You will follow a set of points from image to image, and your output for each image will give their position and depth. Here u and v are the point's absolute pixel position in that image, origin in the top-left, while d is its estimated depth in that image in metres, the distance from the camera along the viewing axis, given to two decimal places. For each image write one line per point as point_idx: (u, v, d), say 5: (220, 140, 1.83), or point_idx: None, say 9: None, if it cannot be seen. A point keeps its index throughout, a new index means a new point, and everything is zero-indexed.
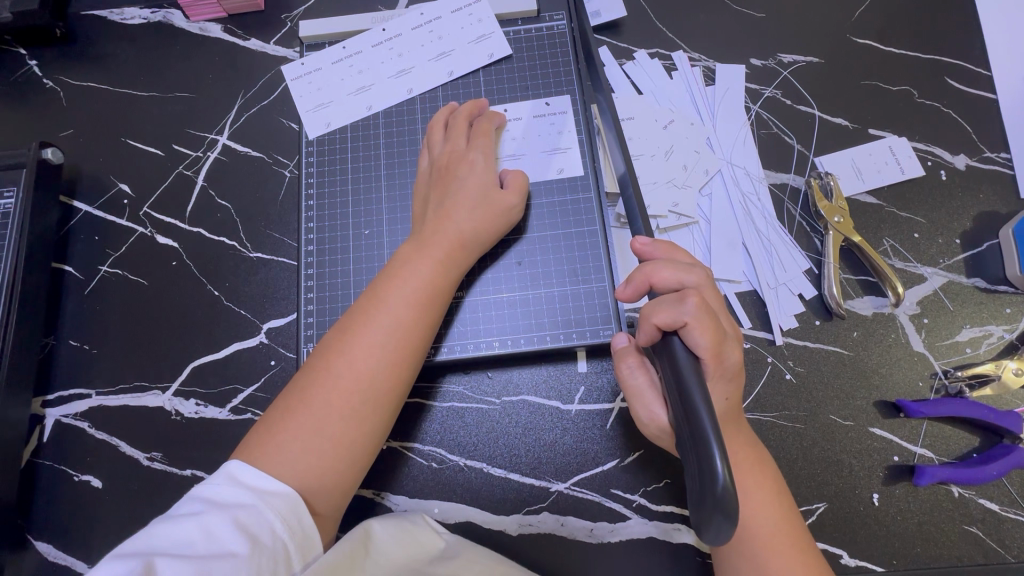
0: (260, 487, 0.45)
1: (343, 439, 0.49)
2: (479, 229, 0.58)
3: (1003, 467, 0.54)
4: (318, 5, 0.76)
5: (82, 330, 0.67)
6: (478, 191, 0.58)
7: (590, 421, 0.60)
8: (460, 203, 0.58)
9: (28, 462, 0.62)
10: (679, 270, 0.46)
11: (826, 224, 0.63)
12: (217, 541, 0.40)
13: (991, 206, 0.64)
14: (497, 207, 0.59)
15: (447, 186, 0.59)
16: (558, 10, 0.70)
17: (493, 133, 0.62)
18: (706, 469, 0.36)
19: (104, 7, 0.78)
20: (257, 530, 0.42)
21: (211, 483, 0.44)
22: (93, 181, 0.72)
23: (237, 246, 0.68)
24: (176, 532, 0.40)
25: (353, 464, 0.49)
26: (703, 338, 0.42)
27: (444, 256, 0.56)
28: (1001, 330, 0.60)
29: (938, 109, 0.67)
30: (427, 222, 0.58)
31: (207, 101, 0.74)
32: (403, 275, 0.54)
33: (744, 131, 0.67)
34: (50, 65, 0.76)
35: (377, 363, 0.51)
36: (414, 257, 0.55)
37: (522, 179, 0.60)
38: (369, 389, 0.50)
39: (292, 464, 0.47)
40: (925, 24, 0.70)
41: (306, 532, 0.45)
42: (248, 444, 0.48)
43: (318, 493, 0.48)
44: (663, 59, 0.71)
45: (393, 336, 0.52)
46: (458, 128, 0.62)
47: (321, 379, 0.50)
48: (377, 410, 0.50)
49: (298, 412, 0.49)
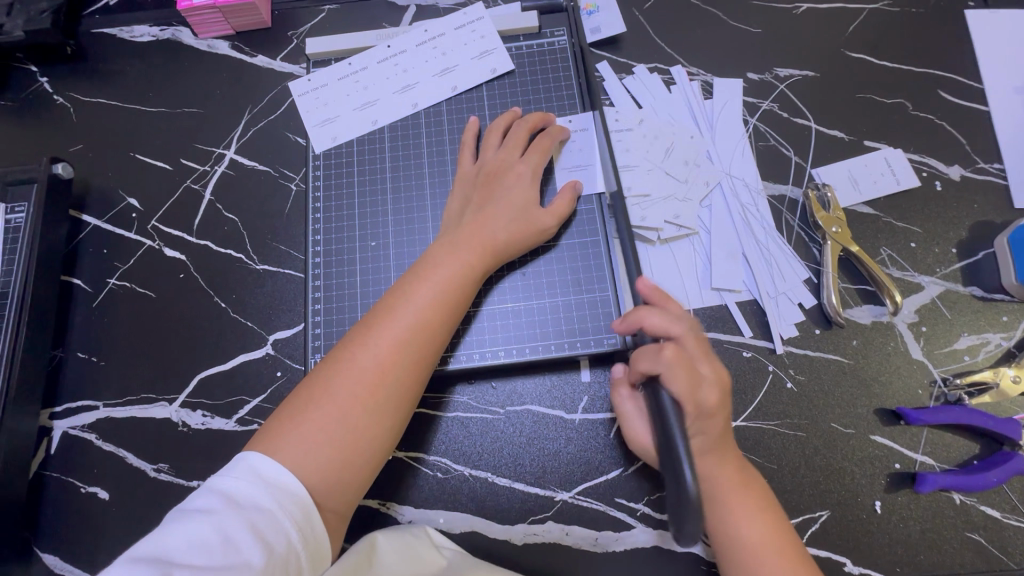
0: (278, 487, 0.45)
1: (361, 435, 0.49)
2: (512, 241, 0.59)
3: (1003, 473, 0.55)
4: (325, 23, 0.78)
5: (90, 342, 0.67)
6: (522, 205, 0.60)
7: (593, 431, 0.61)
8: (499, 211, 0.59)
9: (36, 473, 0.63)
10: (667, 318, 0.50)
11: (824, 235, 0.64)
12: (233, 550, 0.40)
13: (986, 215, 0.65)
14: (535, 223, 0.60)
15: (491, 193, 0.61)
16: (559, 26, 0.72)
17: (550, 151, 0.63)
18: (678, 478, 0.40)
19: (113, 25, 0.79)
20: (272, 538, 0.42)
21: (231, 477, 0.44)
22: (102, 195, 0.73)
23: (244, 259, 0.69)
24: (193, 531, 0.41)
25: (370, 459, 0.50)
26: (679, 387, 0.45)
27: (479, 263, 0.57)
28: (998, 337, 0.61)
29: (932, 121, 0.69)
30: (463, 224, 0.59)
31: (215, 115, 0.75)
32: (433, 273, 0.55)
33: (742, 144, 0.69)
34: (61, 82, 0.77)
35: (402, 360, 0.52)
36: (447, 257, 0.56)
37: (568, 204, 0.61)
38: (391, 384, 0.51)
39: (314, 457, 0.47)
40: (916, 38, 0.72)
41: (317, 537, 0.45)
42: (270, 429, 0.49)
43: (334, 488, 0.48)
44: (662, 73, 0.72)
45: (419, 334, 0.53)
46: (516, 139, 0.63)
47: (346, 373, 0.50)
48: (395, 408, 0.51)
49: (320, 402, 0.49)
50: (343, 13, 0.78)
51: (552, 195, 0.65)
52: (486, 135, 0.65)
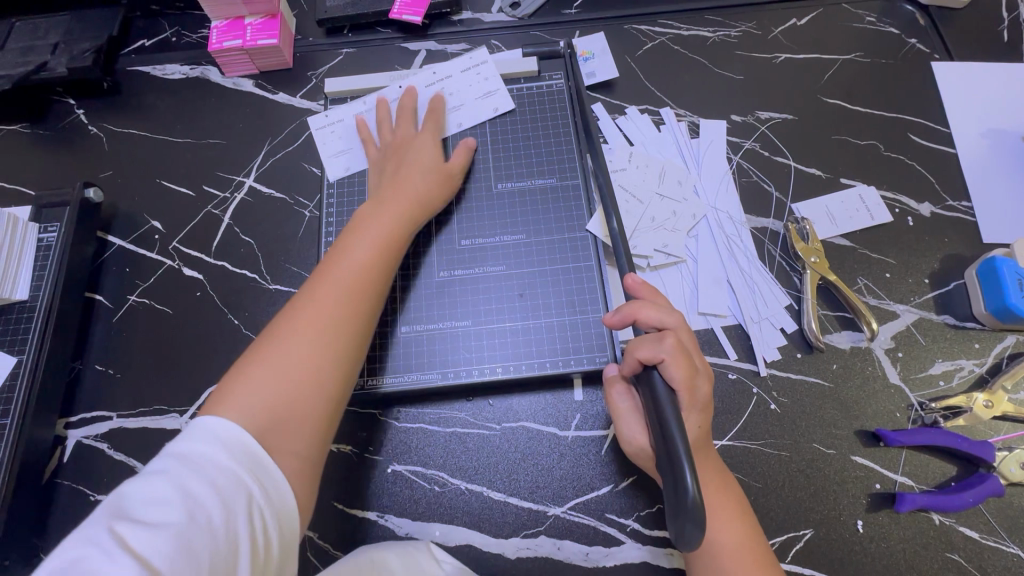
0: (233, 443, 0.46)
1: (309, 377, 0.52)
2: (432, 197, 0.67)
3: (978, 494, 0.57)
4: (342, 65, 0.85)
5: (108, 355, 0.71)
6: (427, 166, 0.69)
7: (585, 447, 0.63)
8: (411, 174, 0.67)
9: (47, 480, 0.65)
10: (661, 312, 0.55)
11: (804, 264, 0.68)
12: (192, 502, 0.41)
13: (956, 249, 0.69)
14: (440, 182, 0.69)
15: (397, 161, 0.69)
16: (557, 70, 0.79)
17: (440, 121, 0.74)
18: (680, 484, 0.42)
19: (148, 64, 0.86)
20: (231, 491, 0.43)
21: (187, 440, 0.45)
22: (127, 218, 0.78)
23: (258, 278, 0.73)
24: (149, 489, 0.42)
25: (318, 402, 0.52)
26: (678, 372, 0.50)
27: (401, 220, 0.64)
28: (972, 364, 0.64)
29: (903, 161, 0.74)
30: (377, 198, 0.66)
31: (237, 146, 0.81)
32: (358, 240, 0.61)
33: (727, 179, 0.74)
34: (96, 114, 0.84)
35: (339, 306, 0.56)
36: (367, 226, 0.63)
37: (464, 157, 0.71)
38: (333, 329, 0.55)
39: (263, 404, 0.49)
40: (887, 86, 0.79)
41: (277, 490, 0.46)
42: (210, 404, 0.50)
43: (286, 430, 0.50)
44: (652, 114, 0.78)
45: (355, 285, 0.58)
46: (404, 119, 0.73)
47: (285, 331, 0.54)
48: (342, 349, 0.55)
49: (264, 360, 0.52)
50: (359, 57, 0.85)
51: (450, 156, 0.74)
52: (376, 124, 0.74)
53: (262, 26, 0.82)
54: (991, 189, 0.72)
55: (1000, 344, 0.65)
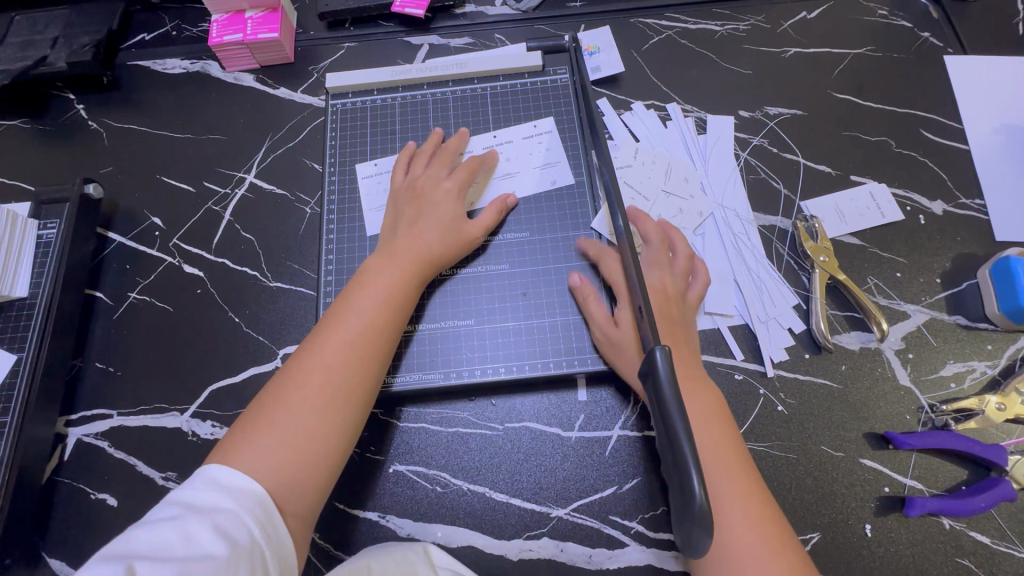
0: (236, 491, 0.46)
1: (314, 436, 0.51)
2: (449, 247, 0.64)
3: (990, 498, 0.56)
4: (343, 59, 0.83)
5: (108, 353, 0.70)
6: (451, 219, 0.64)
7: (589, 449, 0.62)
8: (431, 224, 0.63)
9: (47, 478, 0.65)
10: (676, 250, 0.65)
11: (813, 263, 0.67)
12: (196, 545, 0.41)
13: (968, 248, 0.68)
14: (464, 230, 0.65)
15: (421, 208, 0.65)
16: (561, 65, 0.77)
17: (478, 169, 0.69)
18: (687, 492, 0.40)
19: (148, 58, 0.86)
20: (235, 533, 0.43)
21: (189, 487, 0.46)
22: (128, 214, 0.77)
23: (259, 276, 0.73)
24: (154, 534, 0.42)
25: (322, 463, 0.51)
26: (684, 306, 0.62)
27: (415, 270, 0.60)
28: (984, 365, 0.63)
29: (915, 157, 0.72)
30: (398, 238, 0.63)
31: (238, 142, 0.80)
32: (373, 283, 0.59)
33: (734, 177, 0.72)
34: (96, 109, 0.83)
35: (348, 364, 0.54)
36: (384, 269, 0.60)
37: (496, 211, 0.67)
38: (341, 386, 0.53)
39: (268, 461, 0.48)
40: (898, 81, 0.77)
41: (278, 537, 0.46)
42: (228, 442, 0.50)
43: (289, 491, 0.49)
44: (658, 110, 0.77)
45: (364, 340, 0.55)
46: (441, 158, 0.68)
47: (295, 381, 0.52)
48: (348, 408, 0.53)
49: (274, 412, 0.51)
50: (361, 51, 0.84)
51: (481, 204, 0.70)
52: (413, 155, 0.70)
53: (262, 20, 0.81)
54: (1005, 187, 0.71)
55: (1013, 345, 0.64)
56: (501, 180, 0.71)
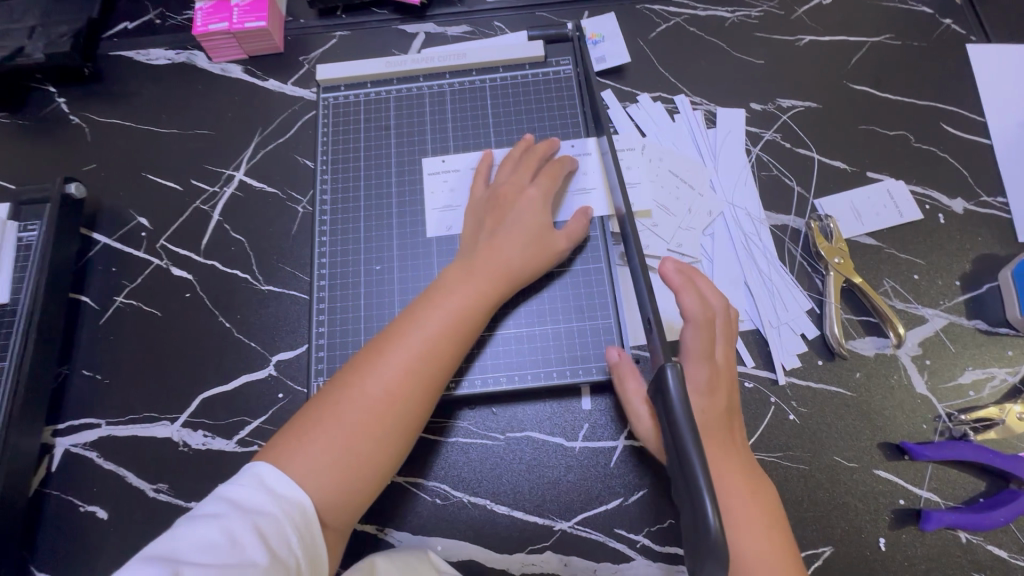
0: (282, 494, 0.45)
1: (367, 461, 0.49)
2: (527, 264, 0.59)
3: (1010, 512, 0.54)
4: (336, 49, 0.80)
5: (95, 360, 0.68)
6: (536, 232, 0.60)
7: (593, 459, 0.60)
8: (512, 237, 0.59)
9: (34, 490, 0.63)
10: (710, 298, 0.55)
11: (827, 265, 0.64)
12: (238, 550, 0.40)
13: (989, 248, 0.65)
14: (547, 247, 0.60)
15: (502, 217, 0.61)
16: (564, 55, 0.74)
17: (560, 177, 0.64)
18: (701, 518, 0.38)
19: (131, 48, 0.82)
20: (276, 541, 0.42)
21: (238, 483, 0.45)
22: (112, 214, 0.74)
23: (250, 279, 0.70)
24: (200, 533, 0.41)
25: (370, 487, 0.49)
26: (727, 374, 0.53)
27: (493, 291, 0.57)
28: (1004, 372, 0.61)
29: (935, 153, 0.69)
30: (478, 248, 0.59)
31: (226, 137, 0.77)
32: (446, 299, 0.55)
33: (745, 174, 0.69)
34: (77, 103, 0.79)
35: (411, 390, 0.51)
36: (462, 286, 0.56)
37: (581, 227, 0.62)
38: (399, 411, 0.50)
39: (321, 477, 0.47)
40: (918, 71, 0.73)
41: (317, 546, 0.45)
42: (282, 442, 0.49)
43: (336, 509, 0.48)
44: (666, 102, 0.73)
45: (429, 363, 0.52)
46: (526, 165, 0.64)
47: (356, 395, 0.50)
48: (402, 435, 0.51)
49: (330, 425, 0.49)
50: (354, 40, 0.80)
51: (563, 215, 0.65)
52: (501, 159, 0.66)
53: (249, 8, 0.77)
54: None
55: None
56: (576, 195, 0.66)
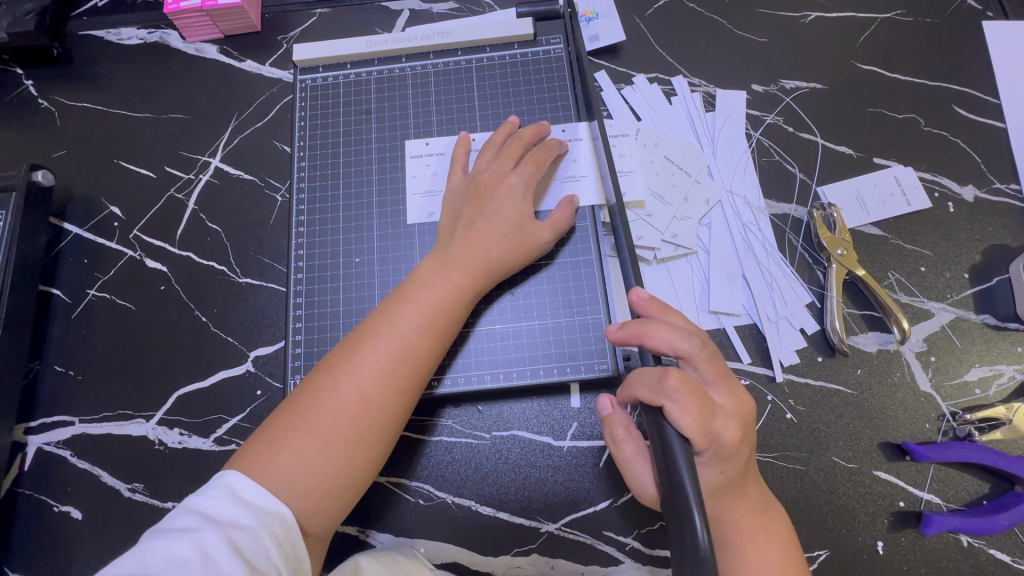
0: (259, 507, 0.43)
1: (342, 465, 0.46)
2: (507, 256, 0.56)
3: (1015, 516, 0.52)
4: (315, 28, 0.75)
5: (68, 356, 0.66)
6: (517, 221, 0.57)
7: (582, 459, 0.58)
8: (490, 227, 0.56)
9: (7, 490, 0.61)
10: (675, 334, 0.45)
11: (829, 257, 0.61)
12: (213, 565, 0.38)
13: (1001, 239, 0.62)
14: (530, 237, 0.57)
15: (482, 207, 0.57)
16: (555, 33, 0.69)
17: (546, 163, 0.60)
18: (688, 538, 0.37)
19: (101, 27, 0.78)
20: (253, 554, 0.40)
21: (210, 496, 0.42)
22: (84, 203, 0.71)
23: (226, 271, 0.67)
24: (170, 548, 0.38)
25: (347, 492, 0.47)
26: (727, 429, 0.45)
27: (471, 284, 0.54)
28: (1012, 369, 0.58)
29: (946, 138, 0.66)
30: (455, 240, 0.56)
31: (201, 122, 0.73)
32: (422, 293, 0.53)
33: (745, 159, 0.66)
34: (45, 85, 0.75)
35: (387, 389, 0.49)
36: (438, 279, 0.53)
37: (565, 217, 0.59)
38: (375, 411, 0.48)
39: (293, 484, 0.45)
40: (931, 49, 0.69)
41: (298, 558, 0.43)
42: (252, 451, 0.46)
43: (312, 517, 0.45)
44: (662, 84, 0.69)
45: (405, 361, 0.50)
46: (508, 151, 0.60)
47: (327, 397, 0.48)
48: (379, 437, 0.48)
49: (300, 430, 0.46)
50: (335, 18, 0.76)
51: (547, 205, 0.62)
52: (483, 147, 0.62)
53: None
54: None
55: None
56: (564, 183, 0.62)
